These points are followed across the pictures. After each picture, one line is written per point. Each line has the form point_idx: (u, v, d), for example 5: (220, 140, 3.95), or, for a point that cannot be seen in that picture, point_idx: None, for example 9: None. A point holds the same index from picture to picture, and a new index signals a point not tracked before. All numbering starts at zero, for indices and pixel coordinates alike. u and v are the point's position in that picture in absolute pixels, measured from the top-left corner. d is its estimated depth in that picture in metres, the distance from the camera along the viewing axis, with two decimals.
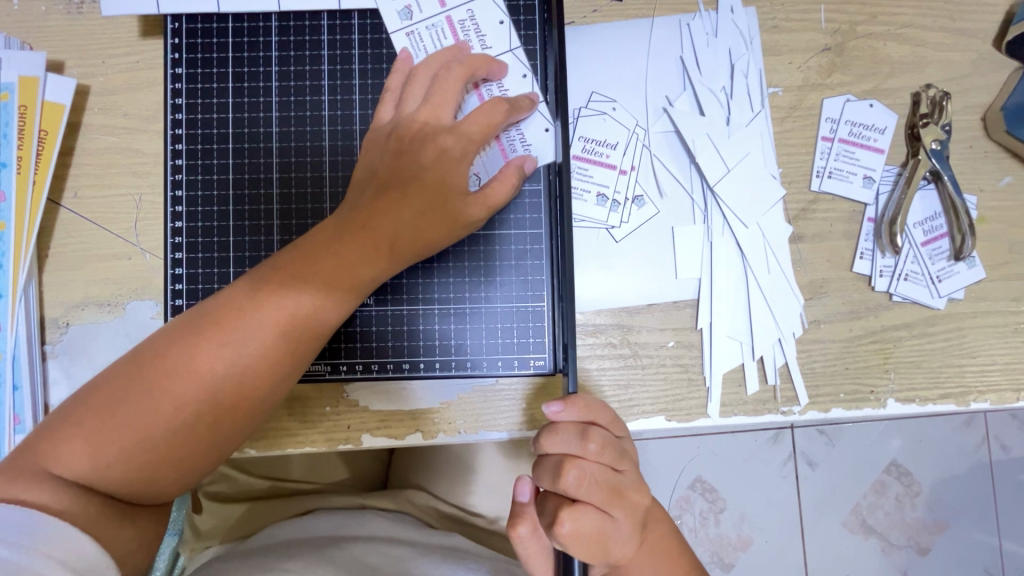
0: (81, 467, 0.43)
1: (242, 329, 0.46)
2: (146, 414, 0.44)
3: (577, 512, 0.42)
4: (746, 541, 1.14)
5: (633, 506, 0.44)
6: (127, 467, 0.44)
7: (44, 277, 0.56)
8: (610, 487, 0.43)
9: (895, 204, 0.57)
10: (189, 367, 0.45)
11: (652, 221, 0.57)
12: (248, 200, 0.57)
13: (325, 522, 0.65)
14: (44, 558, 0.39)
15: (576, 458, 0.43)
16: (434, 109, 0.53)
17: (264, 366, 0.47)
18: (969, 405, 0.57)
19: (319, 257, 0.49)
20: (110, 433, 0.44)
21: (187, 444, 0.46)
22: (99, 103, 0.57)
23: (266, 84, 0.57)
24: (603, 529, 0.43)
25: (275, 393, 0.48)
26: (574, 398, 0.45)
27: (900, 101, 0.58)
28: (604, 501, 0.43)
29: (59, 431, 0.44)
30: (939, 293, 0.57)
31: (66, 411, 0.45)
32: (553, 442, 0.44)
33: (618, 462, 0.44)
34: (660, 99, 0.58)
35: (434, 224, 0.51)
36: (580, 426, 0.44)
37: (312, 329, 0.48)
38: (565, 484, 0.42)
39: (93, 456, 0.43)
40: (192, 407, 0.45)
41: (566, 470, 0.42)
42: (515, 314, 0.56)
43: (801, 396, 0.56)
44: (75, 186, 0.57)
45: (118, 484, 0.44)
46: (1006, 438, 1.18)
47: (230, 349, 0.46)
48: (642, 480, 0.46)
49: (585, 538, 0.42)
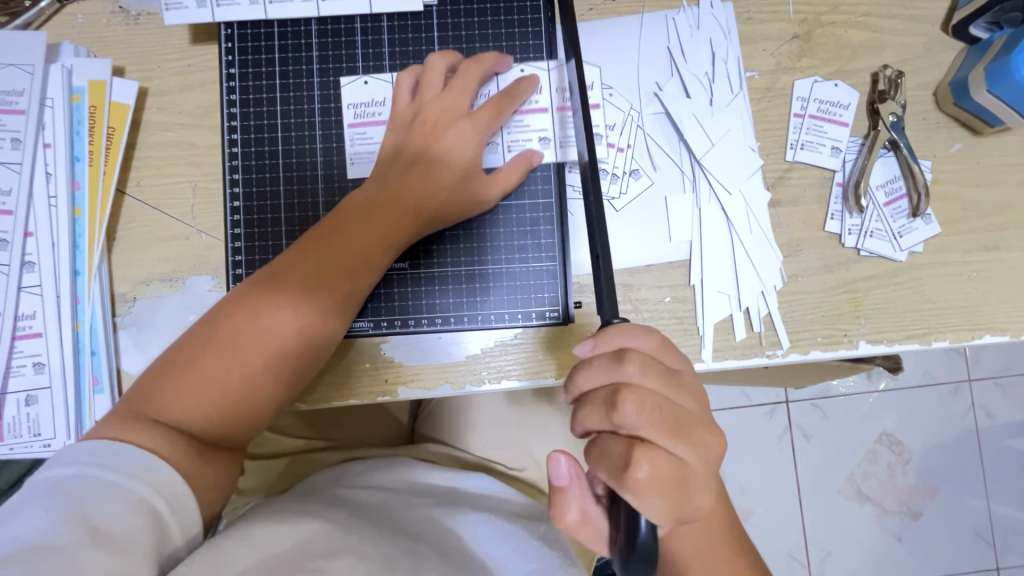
0: (172, 410, 0.50)
1: (300, 289, 0.55)
2: (224, 363, 0.52)
3: (652, 452, 0.39)
4: (746, 511, 1.21)
5: (705, 444, 0.42)
6: (209, 411, 0.51)
7: (113, 257, 0.64)
8: (673, 419, 0.40)
9: (859, 168, 0.65)
10: (256, 324, 0.53)
11: (648, 191, 0.65)
12: (296, 182, 0.64)
13: (358, 467, 0.74)
14: (136, 480, 0.45)
15: (627, 386, 0.41)
16: (455, 99, 0.61)
17: (321, 320, 0.56)
18: (930, 345, 0.64)
19: (361, 223, 0.57)
20: (197, 383, 0.51)
21: (256, 390, 0.53)
22: (157, 102, 0.65)
23: (309, 80, 0.65)
24: (679, 468, 0.40)
25: (331, 344, 0.57)
26: (604, 332, 0.44)
27: (861, 81, 0.67)
28: (674, 434, 0.40)
29: (152, 386, 0.51)
30: (900, 247, 0.65)
31: (156, 371, 0.53)
32: (592, 375, 0.43)
33: (670, 387, 0.42)
34: (652, 85, 0.66)
35: (453, 198, 0.60)
36: (615, 352, 0.42)
37: (357, 288, 0.58)
38: (621, 415, 0.40)
39: (179, 402, 0.51)
40: (261, 358, 0.53)
41: (620, 400, 0.40)
42: (532, 272, 0.63)
43: (783, 340, 0.64)
44: (138, 176, 0.65)
45: (201, 427, 0.51)
46: (990, 404, 1.26)
47: (292, 307, 0.54)
48: (707, 414, 0.43)
49: (662, 480, 0.39)
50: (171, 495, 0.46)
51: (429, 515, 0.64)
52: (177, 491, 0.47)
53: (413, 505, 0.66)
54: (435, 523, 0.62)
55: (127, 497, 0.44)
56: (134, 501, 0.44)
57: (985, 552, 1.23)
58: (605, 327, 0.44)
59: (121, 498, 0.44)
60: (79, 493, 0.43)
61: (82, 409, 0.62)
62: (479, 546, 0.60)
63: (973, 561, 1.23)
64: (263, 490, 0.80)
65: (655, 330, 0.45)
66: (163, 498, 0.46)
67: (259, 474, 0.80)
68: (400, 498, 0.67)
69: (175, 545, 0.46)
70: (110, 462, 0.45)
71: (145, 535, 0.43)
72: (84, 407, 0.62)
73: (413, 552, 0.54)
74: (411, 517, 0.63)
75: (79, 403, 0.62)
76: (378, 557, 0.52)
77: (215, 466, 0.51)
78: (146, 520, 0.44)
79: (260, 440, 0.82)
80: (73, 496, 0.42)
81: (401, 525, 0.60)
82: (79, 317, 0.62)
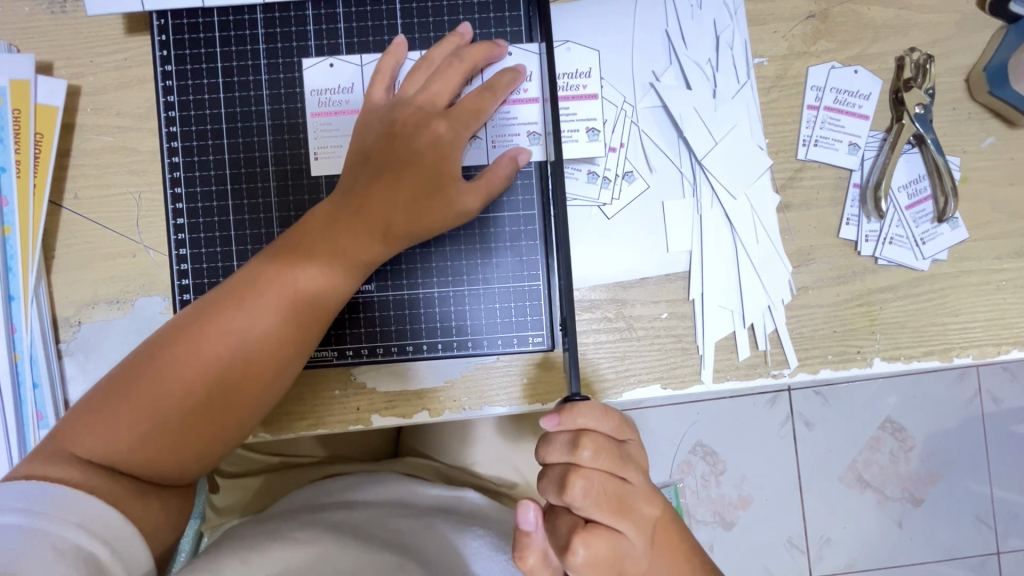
0: (100, 448, 0.45)
1: (247, 316, 0.49)
2: (158, 397, 0.47)
3: (591, 536, 0.41)
4: (747, 500, 1.18)
5: (643, 517, 0.44)
6: (149, 448, 0.46)
7: (52, 278, 0.58)
8: (617, 497, 0.42)
9: (880, 169, 0.58)
10: (196, 355, 0.48)
11: (644, 195, 0.59)
12: (246, 194, 0.58)
13: (339, 485, 0.69)
14: (67, 524, 0.41)
15: (578, 468, 0.42)
16: (431, 95, 0.54)
17: (269, 352, 0.49)
18: (952, 360, 0.59)
19: (316, 242, 0.51)
20: (128, 419, 0.46)
21: (200, 425, 0.48)
22: (91, 102, 0.58)
23: (256, 77, 0.58)
24: (617, 548, 0.42)
25: (284, 377, 0.51)
26: (576, 406, 0.42)
27: (884, 66, 0.59)
28: (615, 515, 0.42)
29: (80, 419, 0.46)
30: (923, 255, 0.58)
31: (88, 401, 0.47)
32: (549, 451, 0.44)
33: (620, 468, 0.43)
34: (647, 74, 0.59)
35: (427, 209, 0.52)
36: (573, 433, 0.43)
37: (312, 316, 0.51)
38: (570, 497, 0.42)
39: (113, 440, 0.45)
40: (201, 392, 0.48)
41: (571, 482, 0.42)
42: (512, 293, 0.58)
43: (790, 359, 0.58)
44: (76, 187, 0.58)
45: (140, 465, 0.46)
46: (997, 391, 1.21)
47: (237, 335, 0.48)
48: (649, 488, 0.45)
49: (600, 562, 0.41)
50: (112, 536, 0.42)
51: (412, 540, 0.59)
52: (120, 531, 0.43)
53: (398, 516, 0.62)
54: (420, 538, 0.59)
55: (59, 544, 0.39)
56: (69, 548, 0.40)
57: (988, 542, 1.21)
58: (569, 402, 0.43)
59: (53, 546, 0.39)
60: None
61: (26, 439, 0.58)
62: (470, 557, 0.59)
63: (975, 551, 1.20)
64: (241, 510, 0.73)
65: (615, 410, 0.45)
66: (103, 541, 0.42)
67: (235, 492, 0.73)
68: (378, 518, 0.61)
69: None
70: (36, 506, 0.41)
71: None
72: (27, 436, 0.58)
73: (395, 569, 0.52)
74: (395, 530, 0.60)
75: (22, 433, 0.57)
76: None
77: (160, 500, 0.47)
78: (85, 568, 0.40)
79: (233, 458, 0.74)
80: None
81: (383, 541, 0.57)
82: (17, 346, 0.57)
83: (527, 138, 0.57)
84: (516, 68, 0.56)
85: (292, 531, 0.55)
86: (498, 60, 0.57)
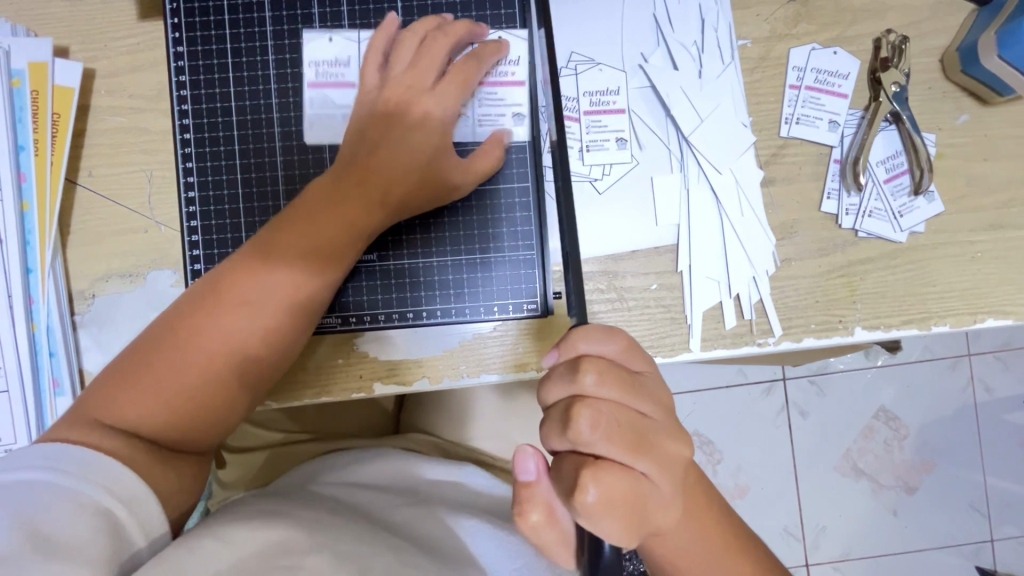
0: (127, 414, 0.48)
1: (259, 287, 0.51)
2: (178, 366, 0.49)
3: (602, 472, 0.43)
4: (744, 489, 1.20)
5: (660, 454, 0.45)
6: (168, 413, 0.49)
7: (68, 253, 0.60)
8: (627, 430, 0.44)
9: (858, 145, 0.61)
10: (213, 325, 0.50)
11: (631, 172, 0.61)
12: (254, 169, 0.60)
13: (340, 460, 0.71)
14: (88, 483, 0.43)
15: (582, 399, 0.44)
16: (418, 70, 0.57)
17: (281, 320, 0.52)
18: (930, 329, 0.61)
19: (318, 214, 0.53)
20: (151, 386, 0.49)
21: (215, 390, 0.51)
22: (105, 85, 0.61)
23: (263, 57, 0.61)
24: (633, 486, 0.43)
25: (296, 344, 0.54)
26: (576, 334, 0.46)
27: (862, 48, 0.62)
28: (626, 449, 0.43)
29: (106, 389, 0.49)
30: (901, 228, 0.61)
31: (112, 372, 0.50)
32: (552, 388, 0.46)
33: (627, 399, 0.45)
34: (636, 56, 0.62)
35: (421, 181, 0.55)
36: (572, 363, 0.46)
37: (320, 285, 0.53)
38: (577, 431, 0.43)
39: (136, 406, 0.48)
40: (219, 360, 0.50)
41: (576, 417, 0.43)
42: (509, 262, 0.60)
43: (775, 328, 0.61)
44: (90, 165, 0.60)
45: (162, 430, 0.49)
46: (988, 378, 1.24)
47: (250, 305, 0.51)
48: (667, 424, 0.46)
49: (611, 497, 0.43)
50: (129, 497, 0.45)
51: (415, 524, 0.61)
52: (135, 491, 0.45)
53: (401, 502, 0.65)
54: (421, 523, 0.62)
55: (80, 500, 0.42)
56: (88, 505, 0.42)
57: (980, 526, 1.23)
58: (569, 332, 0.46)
59: (74, 501, 0.42)
60: (25, 499, 0.41)
61: (43, 410, 0.60)
62: (467, 541, 0.61)
63: (967, 535, 1.23)
64: (246, 483, 0.75)
65: (619, 333, 0.47)
66: (121, 502, 0.44)
67: (241, 467, 0.76)
68: (382, 502, 0.64)
69: (138, 550, 0.44)
70: (61, 465, 0.43)
71: (103, 537, 0.41)
72: (45, 408, 0.60)
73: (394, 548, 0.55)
74: (398, 515, 0.62)
75: (39, 403, 0.60)
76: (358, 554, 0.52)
77: (176, 467, 0.49)
78: (103, 524, 0.42)
79: (239, 434, 0.77)
80: (20, 503, 0.40)
81: (387, 526, 0.59)
82: (34, 317, 0.59)
83: (512, 118, 0.61)
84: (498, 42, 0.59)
85: (299, 508, 0.57)
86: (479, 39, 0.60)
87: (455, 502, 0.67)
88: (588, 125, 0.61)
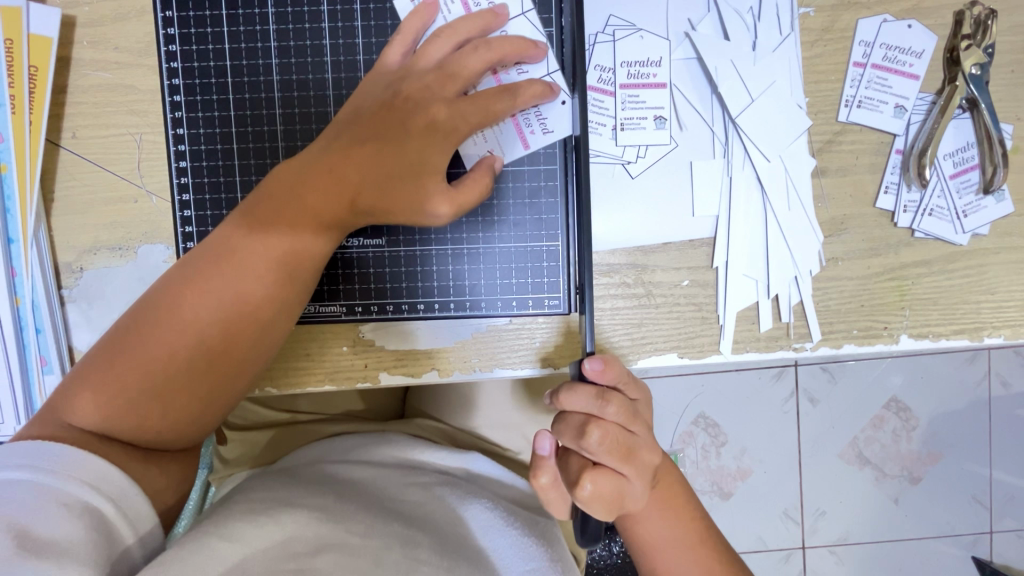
0: (93, 414, 0.45)
1: (224, 276, 0.46)
2: (143, 361, 0.45)
3: (600, 474, 0.43)
4: (746, 470, 1.13)
5: (645, 465, 0.45)
6: (135, 414, 0.45)
7: (53, 222, 0.56)
8: (627, 447, 0.44)
9: (926, 135, 0.54)
10: (177, 317, 0.46)
11: (670, 155, 0.55)
12: (251, 138, 0.55)
13: (347, 443, 0.68)
14: (73, 481, 0.42)
15: (597, 418, 0.44)
16: (445, 76, 0.48)
17: (252, 311, 0.47)
18: (982, 341, 0.56)
19: (287, 196, 0.47)
20: (115, 383, 0.45)
21: (182, 396, 0.46)
22: (88, 35, 0.54)
23: (262, 10, 0.54)
24: (622, 489, 0.44)
25: (272, 337, 0.48)
26: (611, 360, 0.45)
27: (940, 21, 0.55)
28: (622, 461, 0.44)
29: (74, 384, 0.46)
30: (963, 229, 0.56)
31: (81, 366, 0.47)
32: (571, 398, 0.44)
33: (632, 422, 0.45)
34: (682, 23, 0.55)
35: (400, 193, 0.47)
36: (601, 387, 0.44)
37: (293, 275, 0.48)
38: (587, 443, 0.43)
39: (102, 405, 0.45)
40: (184, 355, 0.46)
41: (588, 430, 0.43)
42: (528, 254, 0.55)
43: (814, 333, 0.56)
44: (73, 126, 0.55)
45: (130, 432, 0.46)
46: (1008, 372, 1.15)
47: (214, 296, 0.46)
48: (652, 439, 0.47)
49: (605, 498, 0.43)
50: (116, 494, 0.43)
51: (424, 512, 0.59)
52: (122, 489, 0.43)
53: (407, 486, 0.62)
54: (430, 510, 0.59)
55: (65, 500, 0.41)
56: (73, 503, 0.41)
57: (981, 516, 1.16)
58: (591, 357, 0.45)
59: (59, 502, 0.40)
60: (8, 501, 0.39)
61: (32, 388, 0.56)
62: (481, 535, 0.58)
63: (968, 527, 1.16)
64: (249, 462, 0.71)
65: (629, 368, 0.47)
66: (108, 499, 0.43)
67: (243, 445, 0.72)
68: (389, 487, 0.61)
69: (127, 548, 0.43)
70: (44, 463, 0.42)
71: (92, 539, 0.40)
72: (33, 386, 0.56)
73: (408, 542, 0.52)
74: (406, 500, 0.60)
75: (28, 382, 0.56)
76: (366, 553, 0.50)
77: (161, 464, 0.47)
78: (90, 525, 0.41)
79: (241, 411, 0.73)
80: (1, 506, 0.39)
81: (393, 512, 0.57)
82: (19, 291, 0.55)
83: (543, 137, 0.53)
84: (537, 43, 0.51)
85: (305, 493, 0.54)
86: (536, 61, 0.51)
87: (468, 487, 0.64)
88: (624, 100, 0.55)
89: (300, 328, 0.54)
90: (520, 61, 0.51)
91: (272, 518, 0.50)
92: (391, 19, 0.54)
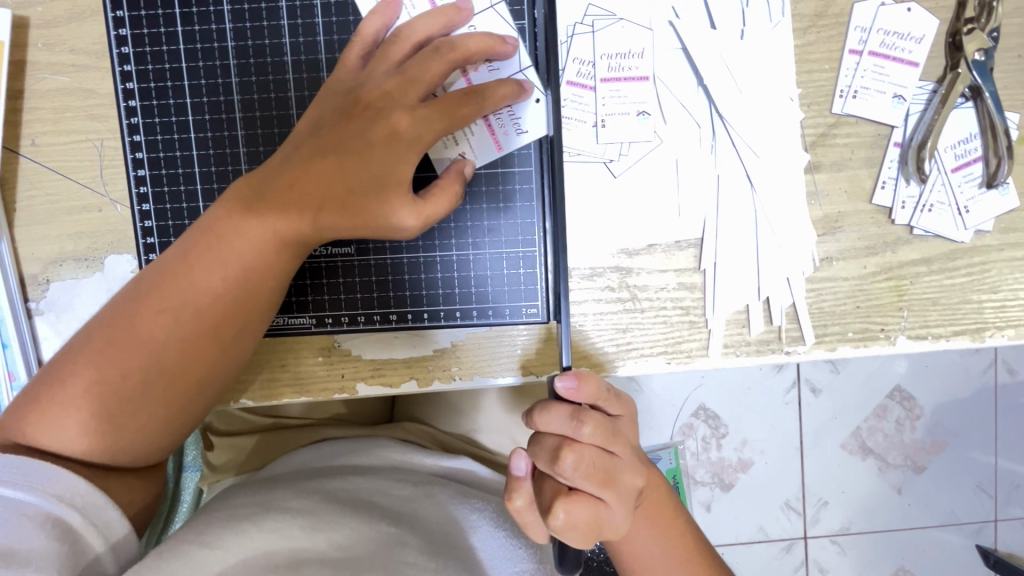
0: (47, 433, 0.43)
1: (180, 294, 0.44)
2: (97, 380, 0.44)
3: (573, 502, 0.41)
4: (746, 463, 1.11)
5: (627, 489, 0.43)
6: (88, 434, 0.44)
7: (16, 233, 0.54)
8: (605, 472, 0.42)
9: (926, 125, 0.51)
10: (131, 336, 0.44)
11: (654, 153, 0.53)
12: (211, 144, 0.53)
13: (332, 449, 0.66)
14: (38, 493, 0.41)
15: (572, 440, 0.42)
16: (406, 81, 0.45)
17: (211, 330, 0.45)
18: (984, 342, 0.54)
19: (246, 211, 0.45)
20: (68, 403, 0.43)
21: (138, 418, 0.45)
22: (43, 37, 0.52)
23: (218, 9, 0.52)
24: (599, 516, 0.42)
25: (233, 355, 0.47)
26: (585, 375, 0.43)
27: (942, 4, 0.52)
28: (599, 487, 0.42)
29: (27, 403, 0.44)
30: (965, 225, 0.53)
31: (35, 384, 0.45)
32: (546, 419, 0.42)
33: (611, 443, 0.43)
34: (667, 11, 0.52)
35: (362, 207, 0.45)
36: (575, 407, 0.42)
37: (252, 293, 0.46)
38: (561, 469, 0.41)
39: (55, 424, 0.43)
40: (140, 375, 0.44)
41: (562, 455, 0.41)
42: (505, 261, 0.53)
43: (807, 336, 0.53)
44: (33, 132, 0.53)
45: (85, 452, 0.44)
46: (1015, 361, 1.12)
47: (170, 315, 0.44)
48: (635, 460, 0.44)
49: (580, 525, 0.42)
50: (84, 503, 0.42)
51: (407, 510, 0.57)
52: (90, 499, 0.42)
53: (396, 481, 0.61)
54: (418, 506, 0.58)
55: (29, 513, 0.40)
56: (38, 515, 0.40)
57: (985, 507, 1.14)
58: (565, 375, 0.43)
59: (21, 513, 0.40)
60: None
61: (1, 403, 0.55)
62: (470, 530, 0.57)
63: (972, 518, 1.15)
64: (235, 469, 0.70)
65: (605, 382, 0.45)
66: (75, 509, 0.42)
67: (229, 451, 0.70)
68: (376, 485, 0.59)
69: (98, 558, 0.42)
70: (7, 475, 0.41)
71: (57, 550, 0.39)
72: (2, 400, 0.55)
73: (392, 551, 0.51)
74: (393, 494, 0.59)
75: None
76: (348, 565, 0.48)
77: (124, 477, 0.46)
78: (56, 535, 0.40)
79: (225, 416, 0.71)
80: None
81: (379, 509, 0.56)
82: None
83: (517, 137, 0.51)
84: (505, 40, 0.48)
85: (289, 499, 0.53)
86: (506, 58, 0.49)
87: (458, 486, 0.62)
88: (605, 95, 0.52)
89: (271, 340, 0.52)
90: (490, 58, 0.48)
91: (252, 528, 0.48)
92: (353, 15, 0.51)
